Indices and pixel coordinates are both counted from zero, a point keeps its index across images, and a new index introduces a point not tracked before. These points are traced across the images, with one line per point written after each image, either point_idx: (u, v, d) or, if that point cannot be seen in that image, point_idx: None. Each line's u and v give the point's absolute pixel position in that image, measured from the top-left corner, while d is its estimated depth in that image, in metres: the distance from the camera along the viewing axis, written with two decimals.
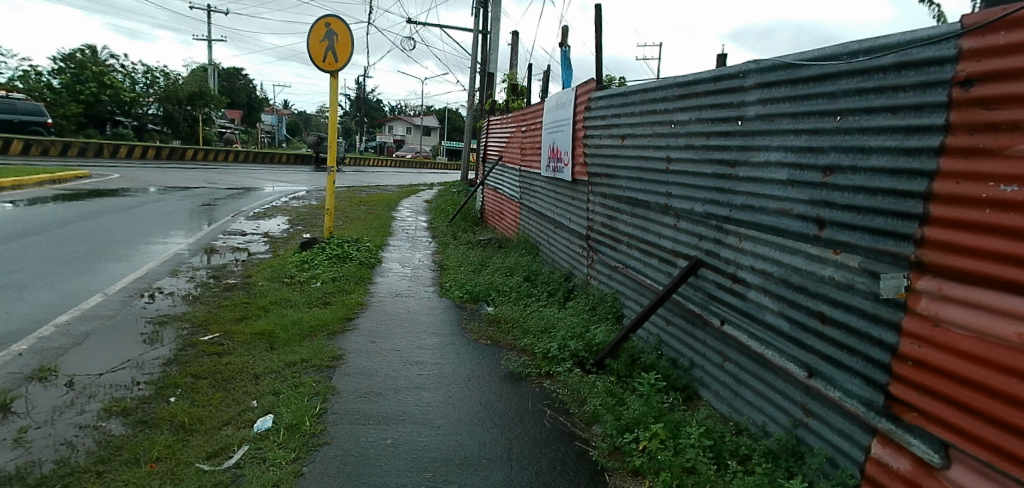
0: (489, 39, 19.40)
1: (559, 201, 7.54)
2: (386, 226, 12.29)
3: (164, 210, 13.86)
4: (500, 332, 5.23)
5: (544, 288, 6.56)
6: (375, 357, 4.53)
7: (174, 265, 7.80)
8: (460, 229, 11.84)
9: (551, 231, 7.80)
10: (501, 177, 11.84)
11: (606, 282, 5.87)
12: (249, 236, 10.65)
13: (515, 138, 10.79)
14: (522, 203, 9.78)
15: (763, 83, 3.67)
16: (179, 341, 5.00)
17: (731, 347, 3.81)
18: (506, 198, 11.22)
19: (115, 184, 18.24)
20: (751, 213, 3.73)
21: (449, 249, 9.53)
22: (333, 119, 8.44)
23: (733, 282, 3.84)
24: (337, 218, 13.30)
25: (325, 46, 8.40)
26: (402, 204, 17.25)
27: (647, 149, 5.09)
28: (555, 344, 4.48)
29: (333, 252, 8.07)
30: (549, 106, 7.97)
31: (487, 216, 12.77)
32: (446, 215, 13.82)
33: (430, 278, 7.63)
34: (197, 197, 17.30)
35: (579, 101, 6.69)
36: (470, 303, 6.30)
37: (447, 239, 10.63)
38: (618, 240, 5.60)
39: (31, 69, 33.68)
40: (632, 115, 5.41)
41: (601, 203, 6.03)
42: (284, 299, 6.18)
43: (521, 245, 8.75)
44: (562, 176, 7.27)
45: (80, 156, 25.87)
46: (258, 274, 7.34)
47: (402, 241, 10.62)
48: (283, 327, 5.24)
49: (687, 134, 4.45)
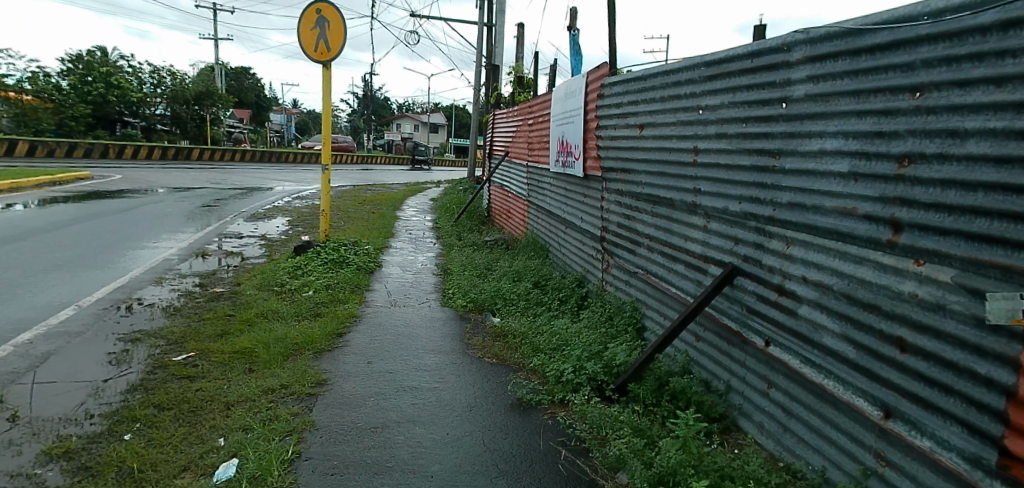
0: (494, 31, 18.81)
1: (570, 199, 6.95)
2: (390, 226, 11.75)
3: (162, 212, 13.39)
4: (506, 348, 4.66)
5: (555, 296, 6.00)
6: (364, 381, 3.98)
7: (159, 272, 7.28)
8: (466, 229, 11.26)
9: (561, 232, 7.24)
10: (508, 174, 11.27)
11: (623, 289, 5.32)
12: (245, 239, 10.14)
13: (522, 132, 10.20)
14: (530, 201, 9.20)
15: (814, 56, 3.04)
16: (147, 362, 4.46)
17: (779, 373, 3.22)
18: (513, 195, 10.64)
19: (116, 186, 17.81)
20: (800, 213, 3.11)
21: (453, 251, 8.97)
22: (328, 114, 7.88)
23: (779, 296, 3.24)
24: (340, 219, 12.76)
25: (317, 34, 7.94)
26: (407, 204, 16.71)
27: (667, 139, 4.45)
28: (570, 365, 3.91)
29: (329, 256, 7.53)
30: (556, 95, 7.39)
31: (494, 215, 12.20)
32: (452, 214, 13.27)
33: (432, 285, 7.06)
34: (198, 197, 16.85)
35: (589, 90, 6.12)
36: (475, 313, 5.74)
37: (452, 240, 10.07)
38: (637, 243, 5.03)
39: (37, 71, 33.43)
40: (649, 101, 4.78)
41: (616, 202, 5.44)
42: (271, 311, 5.64)
43: (530, 246, 8.19)
44: (573, 171, 6.66)
45: (86, 157, 25.55)
46: (246, 282, 6.80)
47: (406, 243, 10.07)
48: (264, 345, 4.70)
49: (718, 120, 3.82)
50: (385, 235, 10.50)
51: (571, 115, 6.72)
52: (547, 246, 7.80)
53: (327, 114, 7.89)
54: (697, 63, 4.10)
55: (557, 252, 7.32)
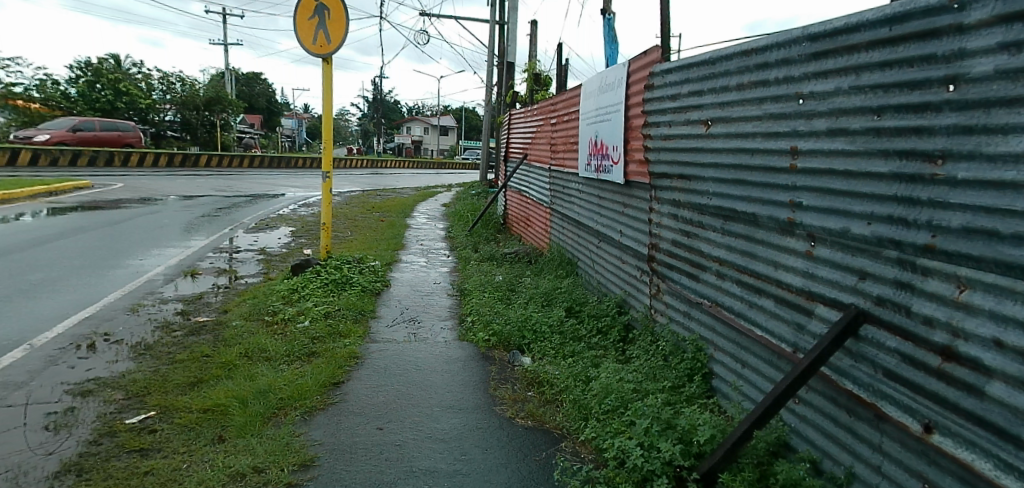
0: (507, 29, 17.90)
1: (606, 209, 6.01)
2: (399, 237, 10.85)
3: (157, 223, 12.53)
4: (544, 405, 3.71)
5: (594, 326, 5.06)
6: (364, 460, 3.04)
7: (137, 297, 6.38)
8: (482, 239, 10.29)
9: (594, 246, 6.31)
10: (527, 178, 10.35)
11: (680, 320, 4.38)
12: (243, 254, 9.27)
13: (543, 131, 9.25)
14: (554, 209, 8.26)
15: (1008, 14, 2.07)
16: (93, 427, 3.54)
17: (946, 473, 2.25)
18: (534, 202, 9.70)
19: (116, 195, 17.03)
20: (983, 244, 2.14)
21: (470, 266, 8.04)
22: (328, 116, 6.97)
23: (944, 361, 2.27)
24: (346, 229, 11.89)
25: (316, 25, 7.05)
26: (418, 210, 15.78)
27: (749, 138, 3.50)
28: (636, 440, 2.95)
29: (329, 276, 6.56)
30: (588, 88, 6.47)
31: (511, 223, 11.28)
32: (466, 221, 12.35)
33: (447, 310, 6.11)
34: (200, 206, 16.04)
35: (631, 81, 5.18)
36: (499, 350, 4.79)
37: (467, 253, 9.15)
38: (700, 267, 4.08)
39: (44, 77, 32.95)
40: (718, 90, 3.83)
41: (669, 214, 4.50)
42: (257, 351, 4.70)
43: (556, 261, 7.25)
44: (611, 177, 5.70)
45: (91, 165, 24.92)
46: (234, 309, 5.88)
47: (417, 256, 9.15)
48: (241, 402, 3.76)
49: (832, 111, 2.86)
50: (393, 249, 9.59)
51: (608, 111, 5.77)
52: (577, 261, 6.86)
53: (328, 116, 6.97)
54: (797, 36, 3.13)
55: (590, 268, 6.38)
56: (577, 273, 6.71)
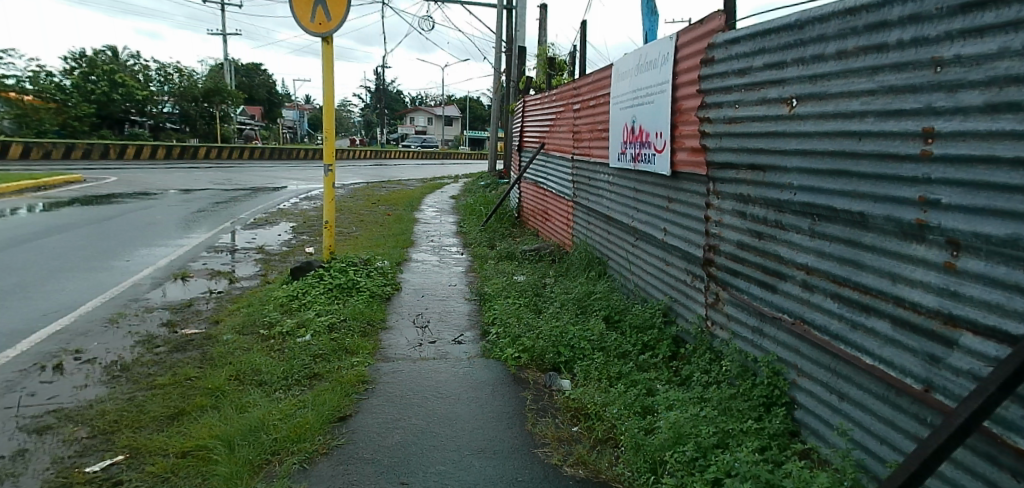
0: (515, 13, 17.14)
1: (645, 204, 5.33)
2: (407, 234, 10.18)
3: (150, 219, 11.84)
4: (596, 447, 3.04)
5: (638, 339, 4.39)
6: None
7: (119, 305, 5.71)
8: (497, 236, 9.60)
9: (631, 245, 5.64)
10: (545, 169, 9.66)
11: (747, 337, 3.71)
12: (239, 253, 8.60)
13: (564, 118, 8.55)
14: (578, 203, 7.58)
15: None
16: (43, 479, 2.88)
17: None
18: (553, 196, 9.03)
19: (110, 189, 16.35)
20: None
21: (487, 266, 7.37)
22: (329, 103, 6.27)
23: None
24: (351, 225, 11.23)
25: (314, 0, 6.35)
26: (425, 203, 15.10)
27: (854, 119, 2.80)
28: None
29: (333, 281, 5.88)
30: (621, 69, 5.80)
31: (527, 217, 10.60)
32: (478, 215, 11.68)
33: (466, 319, 5.44)
34: (198, 200, 15.38)
35: (680, 56, 4.51)
36: (531, 368, 4.12)
37: (483, 251, 8.47)
38: (779, 276, 3.41)
39: (39, 69, 32.20)
40: (807, 60, 3.13)
41: (734, 210, 3.82)
42: (249, 373, 4.02)
43: (584, 262, 6.58)
44: (653, 166, 5.02)
45: (87, 158, 24.29)
46: (227, 320, 5.19)
47: (427, 255, 8.48)
48: (226, 446, 3.07)
49: (992, 80, 2.16)
50: (401, 247, 8.90)
51: (648, 93, 5.10)
52: (610, 261, 6.18)
53: (329, 102, 6.27)
54: None
55: (626, 270, 5.71)
56: (609, 276, 6.04)
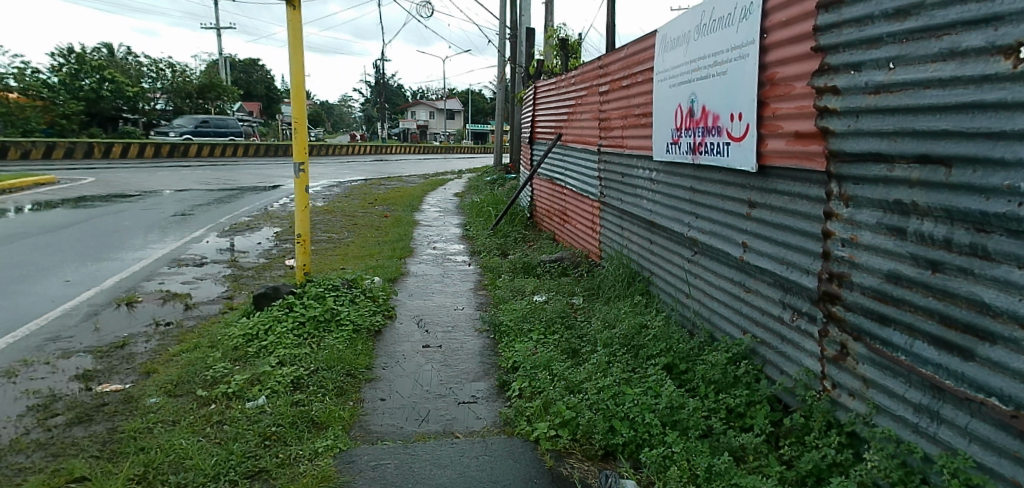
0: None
1: (712, 211, 4.07)
2: (406, 239, 8.93)
3: (119, 225, 10.59)
4: None
5: (721, 403, 3.11)
6: None
7: (31, 345, 4.45)
8: (510, 241, 8.30)
9: (690, 263, 4.39)
10: (563, 163, 8.40)
11: (909, 419, 2.44)
12: (208, 266, 7.35)
13: (586, 104, 7.28)
14: (611, 204, 6.33)
15: None
16: None
17: None
18: (575, 195, 7.78)
19: (84, 192, 15.07)
20: None
21: (500, 284, 6.10)
22: (297, 87, 4.99)
23: None
24: (344, 230, 9.98)
25: None
26: (426, 202, 13.87)
27: None
28: None
29: (307, 310, 4.61)
30: (673, 35, 4.51)
31: (543, 219, 9.35)
32: (486, 216, 10.41)
33: (478, 361, 4.17)
34: (179, 202, 14.15)
35: (774, 6, 3.21)
36: (579, 454, 2.85)
37: (493, 262, 7.21)
38: (982, 335, 2.10)
39: (23, 66, 30.92)
40: None
41: (882, 226, 2.53)
42: (160, 471, 2.72)
43: (624, 284, 5.28)
44: (724, 162, 3.77)
45: (69, 158, 23.07)
46: (161, 370, 3.91)
47: (429, 267, 7.22)
48: None
49: None
50: (398, 257, 7.63)
51: (716, 62, 3.82)
52: (660, 280, 4.89)
53: (297, 86, 5.00)
54: None
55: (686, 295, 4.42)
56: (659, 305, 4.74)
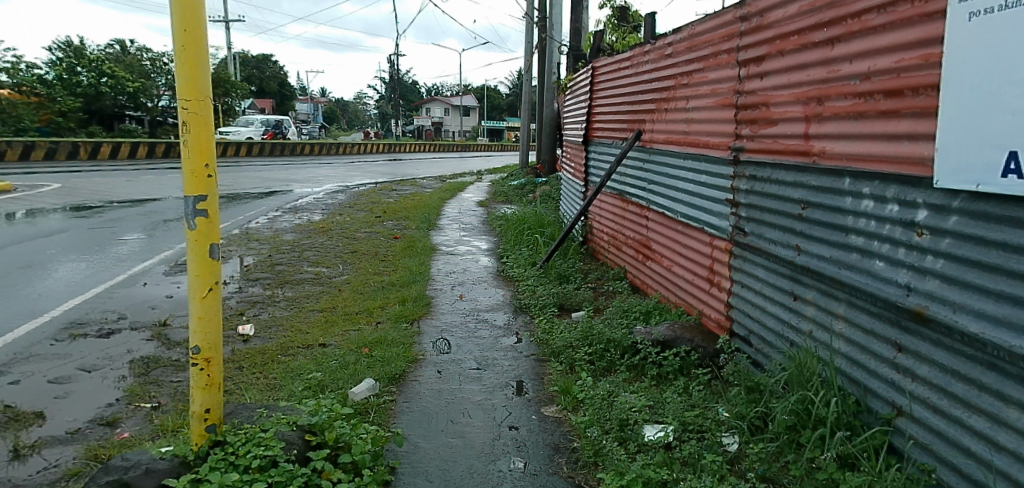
0: None
1: None
2: (420, 280, 6.35)
3: (50, 251, 8.11)
4: None
5: None
6: None
7: None
8: (570, 290, 5.68)
9: None
10: (648, 174, 5.78)
11: None
12: (118, 336, 4.80)
13: (702, 85, 4.65)
14: (768, 256, 3.70)
15: None
16: None
17: None
18: (674, 224, 5.14)
19: (38, 202, 12.54)
20: None
21: (582, 398, 3.50)
22: (187, 31, 2.27)
23: None
24: (339, 262, 7.43)
25: None
26: (447, 216, 11.30)
27: None
28: None
29: None
30: None
31: (609, 250, 6.74)
32: (528, 242, 7.81)
33: None
34: (150, 215, 11.69)
35: None
36: None
37: (554, 335, 4.60)
38: None
39: (15, 59, 28.81)
40: None
41: None
42: None
43: (857, 449, 2.63)
44: None
45: (50, 158, 20.83)
46: None
47: (455, 341, 4.63)
48: None
49: None
50: (408, 320, 5.03)
51: None
52: (974, 464, 2.24)
53: (189, 27, 2.28)
54: None
55: None
56: None
